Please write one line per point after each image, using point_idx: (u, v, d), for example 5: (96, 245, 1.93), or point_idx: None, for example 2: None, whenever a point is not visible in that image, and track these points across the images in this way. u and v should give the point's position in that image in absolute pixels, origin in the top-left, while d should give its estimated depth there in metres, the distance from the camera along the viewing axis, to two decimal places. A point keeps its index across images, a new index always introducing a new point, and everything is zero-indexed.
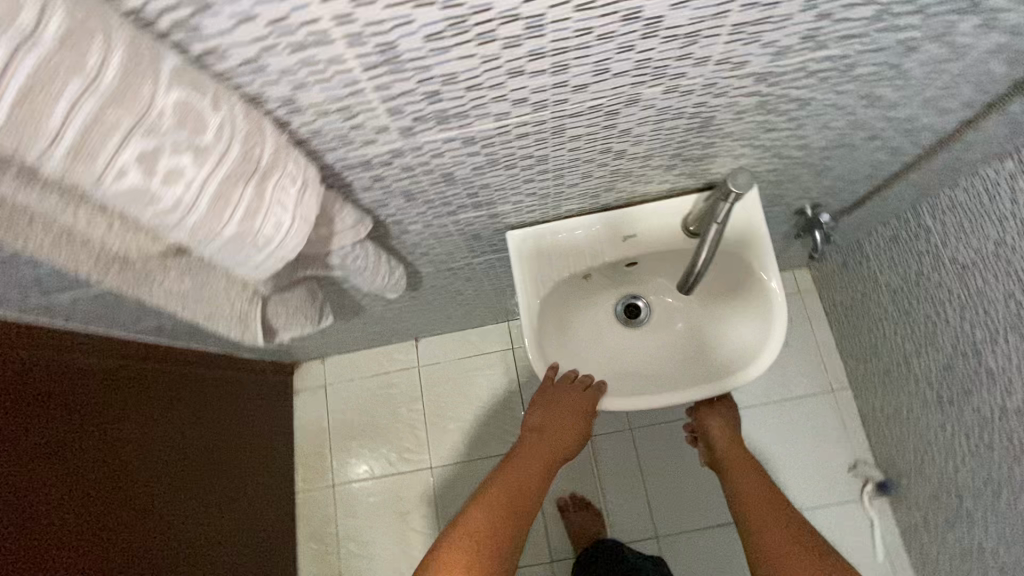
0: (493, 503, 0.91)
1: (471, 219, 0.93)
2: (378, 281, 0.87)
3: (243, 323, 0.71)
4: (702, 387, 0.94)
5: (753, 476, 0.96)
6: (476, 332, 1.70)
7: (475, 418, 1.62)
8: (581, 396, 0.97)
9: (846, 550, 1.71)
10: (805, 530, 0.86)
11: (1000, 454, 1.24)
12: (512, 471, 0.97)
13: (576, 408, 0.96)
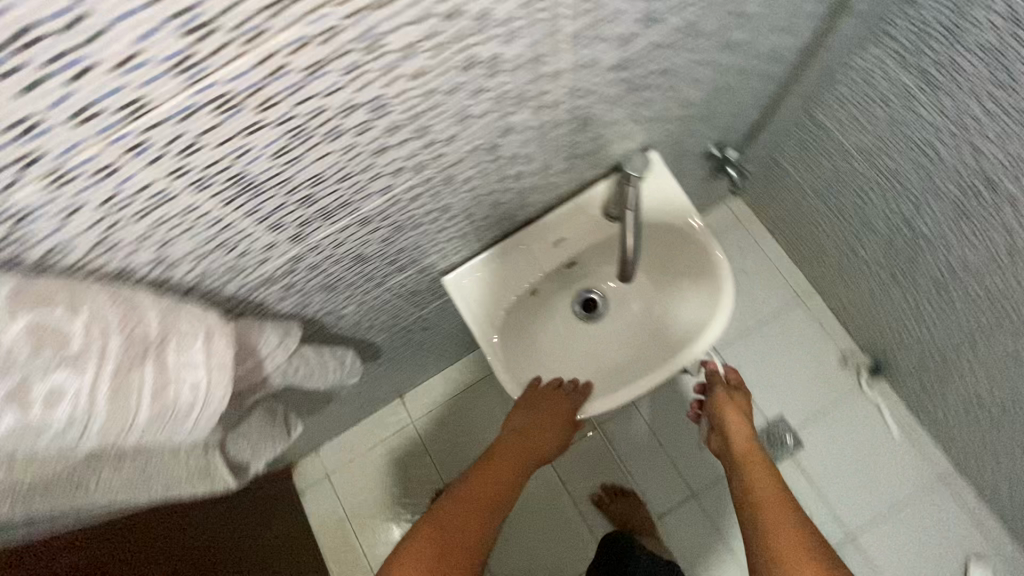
0: (468, 508, 0.93)
1: (403, 284, 0.91)
2: (331, 377, 0.83)
3: (204, 481, 0.67)
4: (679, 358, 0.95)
5: (762, 470, 0.95)
6: (456, 369, 1.68)
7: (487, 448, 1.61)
8: (566, 408, 0.97)
9: (866, 439, 1.77)
10: (814, 538, 0.85)
11: (964, 307, 1.31)
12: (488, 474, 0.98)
13: (562, 418, 0.97)
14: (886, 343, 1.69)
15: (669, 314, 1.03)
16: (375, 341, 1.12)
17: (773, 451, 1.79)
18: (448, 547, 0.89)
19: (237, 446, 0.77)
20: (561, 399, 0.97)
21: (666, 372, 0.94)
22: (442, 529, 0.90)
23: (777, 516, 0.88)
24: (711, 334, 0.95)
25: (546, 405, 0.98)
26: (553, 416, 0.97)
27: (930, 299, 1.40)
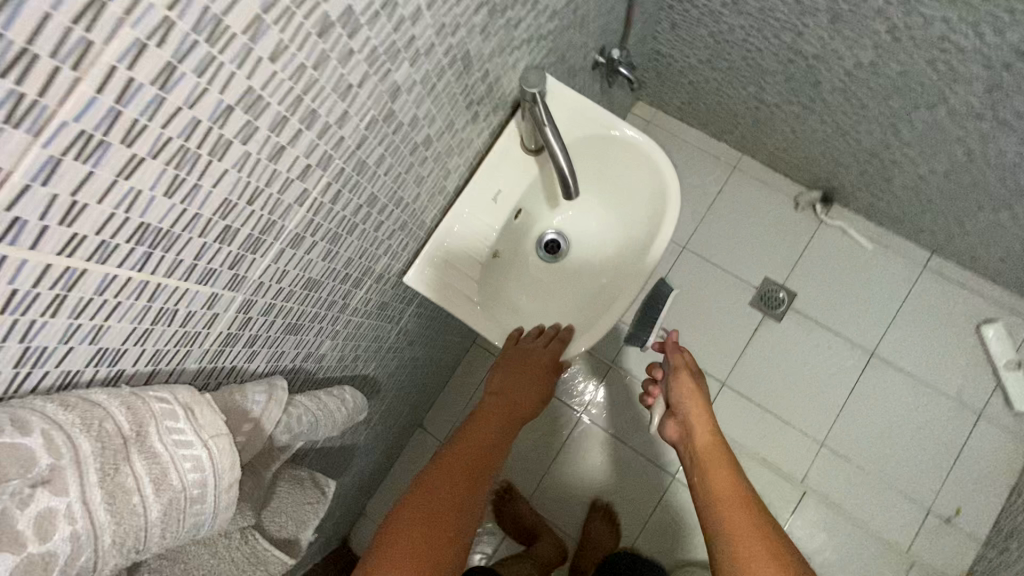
0: (445, 491, 0.82)
1: (369, 300, 0.88)
2: (338, 417, 0.79)
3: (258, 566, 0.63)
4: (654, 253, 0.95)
5: (727, 469, 0.92)
6: (462, 372, 1.69)
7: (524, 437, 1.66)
8: (555, 349, 0.94)
9: (846, 263, 1.85)
10: (783, 542, 0.81)
11: (876, 103, 1.38)
12: (462, 452, 0.89)
13: (550, 359, 0.94)
14: (825, 171, 1.75)
15: (627, 219, 1.03)
16: (369, 372, 1.08)
17: (773, 311, 1.85)
18: (424, 538, 0.76)
19: (274, 523, 0.73)
20: (547, 344, 0.95)
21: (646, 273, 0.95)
22: (417, 521, 0.78)
23: (743, 518, 0.84)
24: (670, 222, 0.95)
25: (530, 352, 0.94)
26: (538, 364, 0.94)
27: (845, 111, 1.46)
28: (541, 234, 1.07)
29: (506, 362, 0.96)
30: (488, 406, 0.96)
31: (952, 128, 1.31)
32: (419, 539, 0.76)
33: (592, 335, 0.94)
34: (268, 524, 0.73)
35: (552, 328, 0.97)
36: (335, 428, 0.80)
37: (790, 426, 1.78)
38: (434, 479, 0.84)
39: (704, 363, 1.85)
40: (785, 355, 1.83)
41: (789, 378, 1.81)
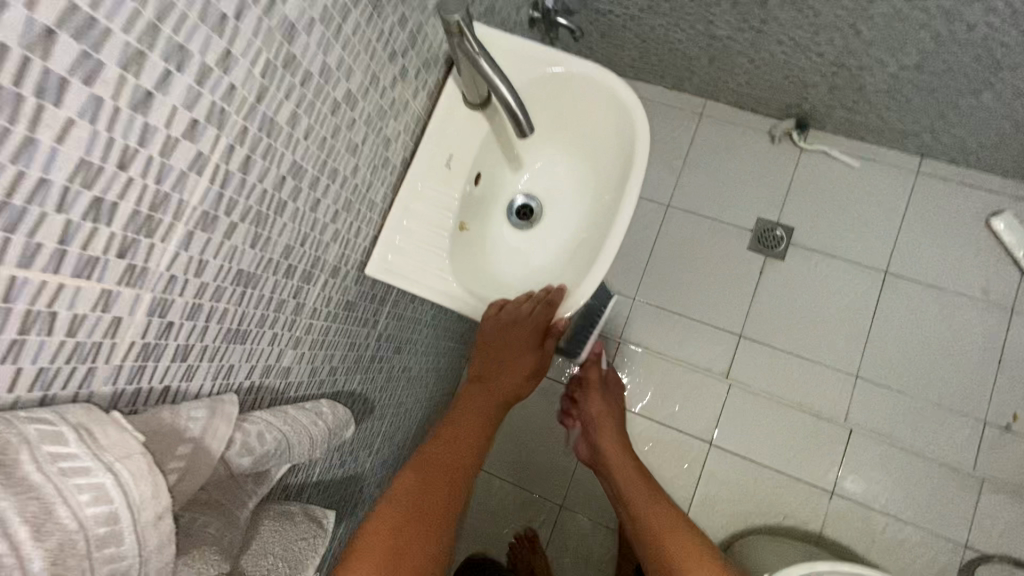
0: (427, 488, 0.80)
1: (331, 300, 0.78)
2: (316, 434, 0.69)
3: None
4: (630, 191, 0.85)
5: (643, 479, 1.11)
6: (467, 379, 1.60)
7: (541, 434, 1.54)
8: (541, 314, 0.85)
9: (837, 185, 1.77)
10: (695, 534, 0.97)
11: (829, 7, 1.31)
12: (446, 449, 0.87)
13: (537, 324, 0.85)
14: (794, 96, 1.68)
15: (596, 165, 0.93)
16: (355, 387, 0.98)
17: (774, 251, 1.77)
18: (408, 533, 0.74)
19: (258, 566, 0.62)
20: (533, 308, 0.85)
21: (627, 213, 0.85)
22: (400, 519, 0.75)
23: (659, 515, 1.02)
24: (641, 152, 0.84)
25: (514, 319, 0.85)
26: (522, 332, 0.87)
27: (799, 25, 1.40)
28: (509, 202, 0.99)
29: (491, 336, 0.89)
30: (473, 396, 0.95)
31: (913, 13, 1.24)
32: (397, 535, 0.73)
33: (580, 291, 0.84)
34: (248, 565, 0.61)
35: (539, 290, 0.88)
36: (314, 448, 0.69)
37: (819, 365, 1.67)
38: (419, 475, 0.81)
39: (715, 319, 1.75)
40: (797, 292, 1.74)
41: (806, 315, 1.71)
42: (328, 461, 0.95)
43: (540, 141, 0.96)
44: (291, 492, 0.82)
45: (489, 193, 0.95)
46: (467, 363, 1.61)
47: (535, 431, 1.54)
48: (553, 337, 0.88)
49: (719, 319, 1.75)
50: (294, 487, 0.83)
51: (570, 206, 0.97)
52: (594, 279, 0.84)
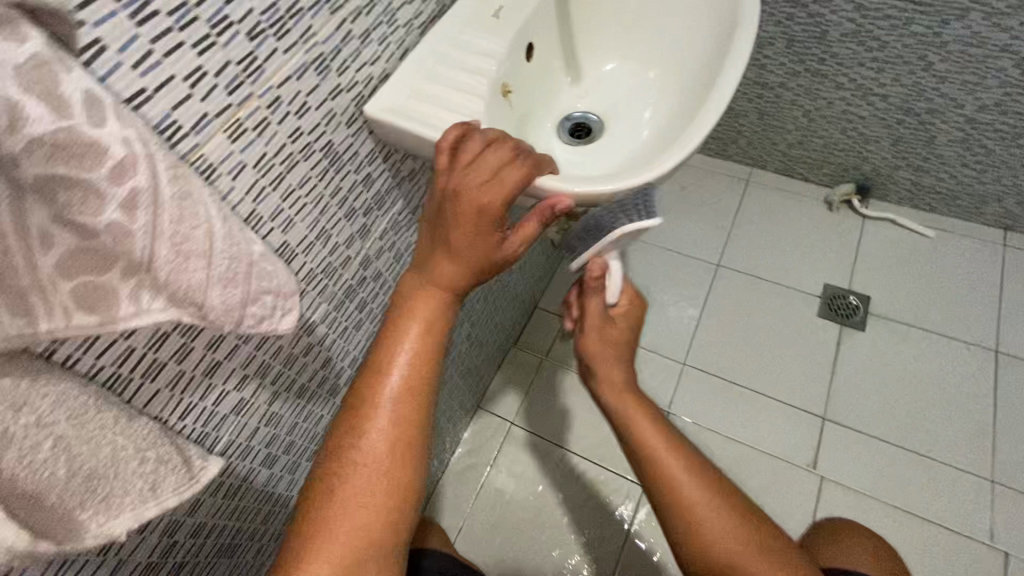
0: (393, 428, 0.56)
1: (309, 118, 0.52)
2: (221, 250, 0.38)
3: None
4: (732, 68, 0.62)
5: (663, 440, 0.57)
6: (491, 402, 1.43)
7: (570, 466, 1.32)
8: (509, 183, 0.54)
9: (912, 255, 1.55)
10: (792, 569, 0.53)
11: (896, 35, 1.24)
12: (409, 375, 0.57)
13: (502, 188, 0.54)
14: (853, 156, 1.55)
15: (678, 72, 0.72)
16: (314, 323, 0.65)
17: (851, 320, 1.47)
18: (377, 498, 0.55)
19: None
20: (495, 171, 0.55)
21: (722, 99, 0.61)
22: (360, 484, 0.55)
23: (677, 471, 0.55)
24: (747, 32, 0.63)
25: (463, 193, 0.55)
26: (474, 209, 0.54)
27: (861, 61, 1.32)
28: (562, 115, 0.76)
29: (434, 211, 0.57)
30: (420, 292, 0.58)
31: (994, 35, 1.15)
32: (349, 533, 0.54)
33: (639, 180, 0.58)
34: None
35: (509, 142, 0.57)
36: (207, 270, 0.37)
37: (934, 464, 1.27)
38: (375, 419, 0.56)
39: (785, 397, 1.39)
40: (886, 371, 1.40)
41: (904, 400, 1.36)
42: (239, 423, 0.59)
43: (608, 46, 0.76)
44: (149, 405, 0.47)
45: (539, 89, 0.73)
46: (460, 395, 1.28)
47: (565, 469, 1.32)
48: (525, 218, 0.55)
49: (790, 398, 1.39)
50: (157, 402, 0.48)
51: (640, 122, 0.73)
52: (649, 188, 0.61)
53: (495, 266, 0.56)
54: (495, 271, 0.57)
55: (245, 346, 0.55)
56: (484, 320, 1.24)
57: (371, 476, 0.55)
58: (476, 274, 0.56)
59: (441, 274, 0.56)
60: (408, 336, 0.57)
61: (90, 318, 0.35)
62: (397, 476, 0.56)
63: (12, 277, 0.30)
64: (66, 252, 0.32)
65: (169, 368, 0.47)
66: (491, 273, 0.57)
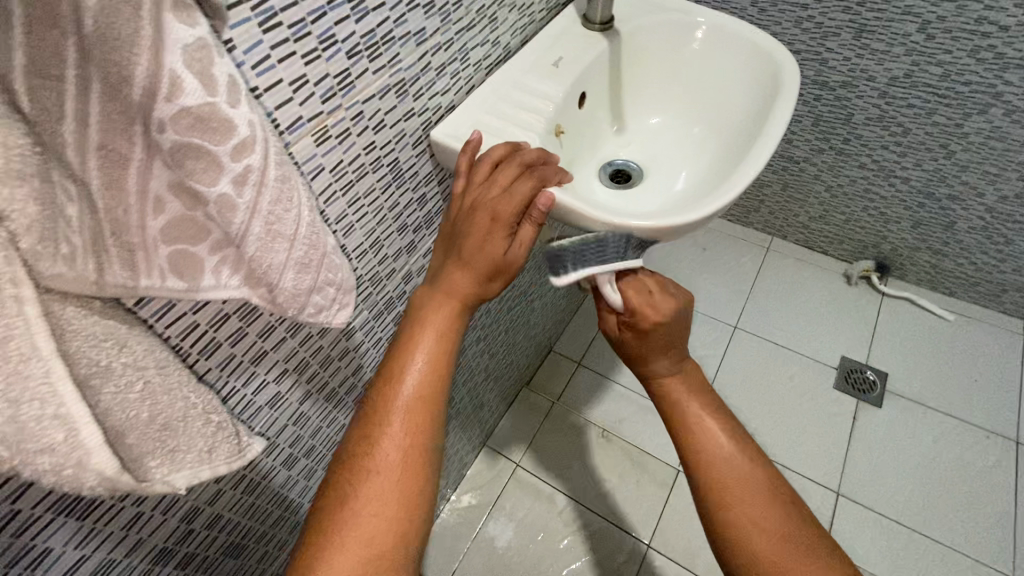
0: (405, 435, 0.56)
1: (383, 134, 0.56)
2: (304, 235, 0.40)
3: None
4: (771, 129, 0.66)
5: (708, 428, 0.64)
6: (500, 440, 1.41)
7: (574, 512, 1.29)
8: (519, 194, 0.58)
9: (929, 336, 1.55)
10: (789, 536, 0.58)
11: (919, 123, 1.30)
12: (422, 382, 0.57)
13: (512, 200, 0.57)
14: (873, 234, 1.59)
15: (719, 131, 0.76)
16: (353, 328, 0.67)
17: (869, 395, 1.46)
18: (388, 506, 0.54)
19: (86, 347, 0.27)
20: (506, 184, 0.59)
21: (760, 156, 0.64)
22: (371, 493, 0.54)
23: (722, 458, 0.62)
24: (787, 99, 0.67)
25: (479, 206, 0.59)
26: (486, 217, 0.58)
27: (884, 144, 1.38)
28: (605, 161, 0.81)
29: (452, 227, 0.62)
30: (434, 302, 0.60)
31: (1014, 130, 1.20)
32: (359, 541, 0.53)
33: (674, 222, 0.60)
34: (64, 331, 0.26)
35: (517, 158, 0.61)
36: (289, 250, 0.40)
37: (952, 552, 1.23)
38: (387, 428, 0.56)
39: (798, 467, 1.36)
40: (903, 451, 1.37)
41: (922, 482, 1.33)
42: (272, 417, 0.60)
43: (654, 103, 0.81)
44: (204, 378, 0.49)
45: (586, 134, 0.77)
46: (469, 430, 1.27)
47: (570, 518, 1.29)
48: (529, 225, 0.58)
49: (803, 467, 1.36)
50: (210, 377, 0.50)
51: (679, 173, 0.77)
52: (669, 236, 0.64)
53: (506, 272, 0.59)
54: (504, 279, 0.60)
55: (291, 340, 0.57)
56: (502, 355, 1.25)
57: (383, 484, 0.55)
58: (486, 280, 0.59)
59: (455, 284, 0.59)
60: (421, 346, 0.58)
61: (180, 283, 0.38)
62: (407, 484, 0.55)
63: (126, 234, 0.34)
64: (172, 220, 0.36)
65: (222, 349, 0.49)
66: (500, 280, 0.60)
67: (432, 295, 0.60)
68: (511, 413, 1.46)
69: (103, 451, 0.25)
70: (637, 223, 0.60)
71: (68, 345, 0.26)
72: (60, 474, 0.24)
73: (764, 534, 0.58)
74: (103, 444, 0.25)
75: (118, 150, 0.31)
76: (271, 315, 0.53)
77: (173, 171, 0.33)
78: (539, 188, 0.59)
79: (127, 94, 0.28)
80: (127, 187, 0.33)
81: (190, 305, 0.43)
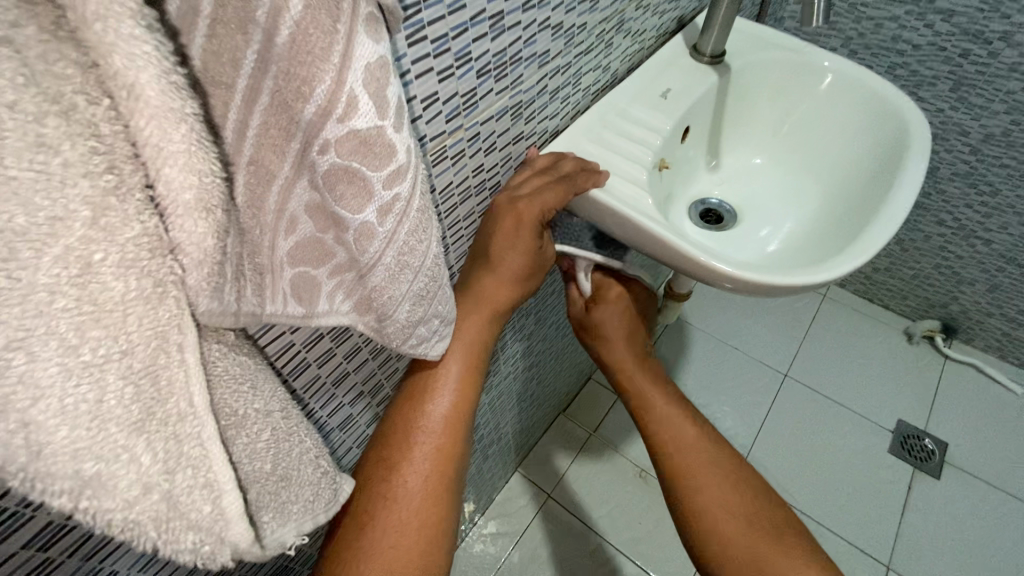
0: (431, 461, 0.52)
1: (492, 156, 0.53)
2: (427, 267, 0.37)
3: (53, 332, 0.16)
4: (901, 186, 0.60)
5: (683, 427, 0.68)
6: (533, 467, 1.37)
7: (607, 554, 1.23)
8: (548, 197, 0.54)
9: (996, 407, 1.45)
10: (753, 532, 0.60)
11: (1011, 185, 1.21)
12: (455, 401, 0.53)
13: (542, 202, 0.54)
14: (942, 294, 1.50)
15: (829, 182, 0.71)
16: None
17: (926, 465, 1.37)
18: (411, 536, 0.50)
19: (227, 394, 0.25)
20: (535, 187, 0.55)
21: (891, 218, 0.57)
22: (394, 519, 0.50)
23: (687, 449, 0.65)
24: (918, 157, 0.62)
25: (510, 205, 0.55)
26: (516, 220, 0.54)
27: (969, 203, 1.30)
28: (699, 198, 0.76)
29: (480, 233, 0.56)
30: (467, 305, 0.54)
31: None
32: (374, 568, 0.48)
33: (790, 280, 0.53)
34: (210, 378, 0.24)
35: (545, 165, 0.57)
36: (412, 281, 0.36)
37: None
38: (414, 450, 0.52)
39: (843, 533, 1.29)
40: (961, 530, 1.28)
41: (977, 566, 1.23)
42: (340, 441, 0.57)
43: (756, 144, 0.77)
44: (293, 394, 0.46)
45: (685, 167, 0.73)
46: (504, 453, 1.23)
47: (599, 559, 1.23)
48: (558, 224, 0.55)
49: (849, 533, 1.29)
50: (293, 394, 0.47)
51: (779, 222, 0.73)
52: (757, 293, 0.56)
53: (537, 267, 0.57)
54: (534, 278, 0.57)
55: (372, 362, 0.54)
56: (546, 381, 1.21)
57: (405, 511, 0.51)
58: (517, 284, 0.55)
59: (488, 289, 0.54)
60: (453, 358, 0.52)
61: (297, 308, 0.35)
62: (434, 511, 0.52)
63: (258, 257, 0.31)
64: (301, 242, 0.33)
65: (310, 370, 0.46)
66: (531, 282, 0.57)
67: (465, 297, 0.53)
68: (545, 439, 1.41)
69: (240, 522, 0.25)
70: (718, 267, 0.54)
71: (214, 393, 0.24)
72: (199, 550, 0.24)
73: (730, 518, 0.61)
74: (241, 515, 0.25)
75: (268, 167, 0.28)
76: (359, 337, 0.49)
77: (318, 192, 0.30)
78: (568, 190, 0.55)
79: (296, 111, 0.26)
80: (267, 206, 0.30)
81: (295, 329, 0.41)
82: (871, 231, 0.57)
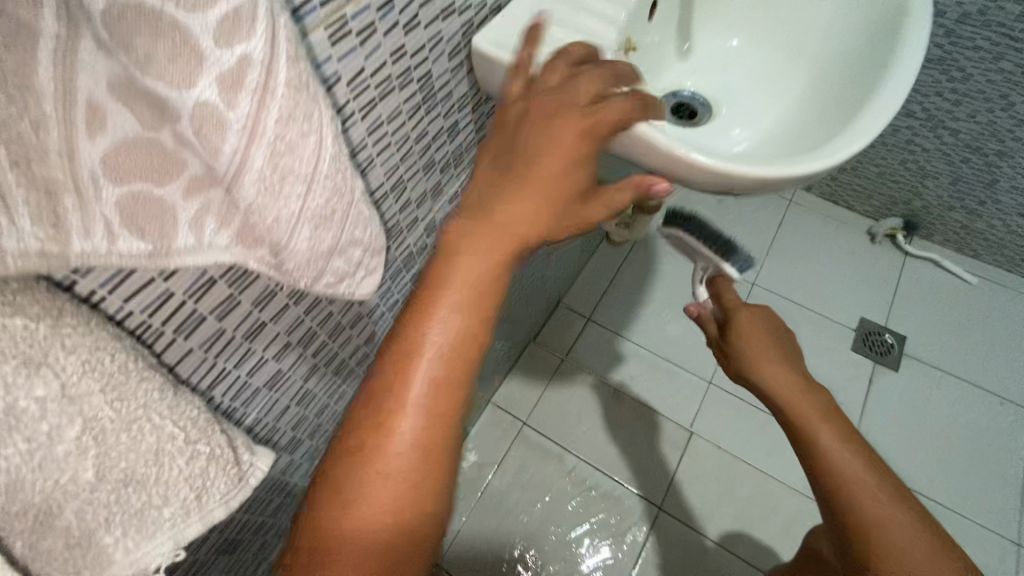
0: (429, 420, 0.41)
1: (415, 36, 0.41)
2: (327, 179, 0.27)
3: None
4: (903, 61, 0.52)
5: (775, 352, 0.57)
6: (505, 398, 1.34)
7: (581, 471, 1.24)
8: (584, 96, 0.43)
9: (952, 298, 1.48)
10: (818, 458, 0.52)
11: (983, 68, 1.14)
12: (457, 346, 0.41)
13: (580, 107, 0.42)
14: (905, 190, 1.48)
15: (816, 63, 0.63)
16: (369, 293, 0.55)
17: (886, 359, 1.41)
18: (409, 507, 0.40)
19: None
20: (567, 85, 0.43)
21: (891, 98, 0.50)
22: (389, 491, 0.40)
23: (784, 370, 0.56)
24: (918, 31, 0.54)
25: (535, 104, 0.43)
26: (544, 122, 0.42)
27: (940, 90, 1.23)
28: (671, 89, 0.66)
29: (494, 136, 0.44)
30: (472, 237, 0.41)
31: None
32: (365, 544, 0.39)
33: (786, 173, 0.45)
34: None
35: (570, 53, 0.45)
36: (306, 199, 0.27)
37: (962, 520, 1.22)
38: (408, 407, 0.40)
39: None
40: (914, 417, 1.34)
41: (932, 449, 1.30)
42: (271, 400, 0.49)
43: (732, 22, 0.67)
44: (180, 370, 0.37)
45: (654, 51, 0.62)
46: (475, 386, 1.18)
47: (575, 477, 1.23)
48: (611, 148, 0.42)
49: None
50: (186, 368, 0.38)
51: (759, 112, 0.64)
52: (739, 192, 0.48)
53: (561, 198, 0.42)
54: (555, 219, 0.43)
55: (295, 308, 0.44)
56: (513, 310, 1.14)
57: (400, 481, 0.40)
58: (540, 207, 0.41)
59: (503, 210, 0.41)
60: (447, 306, 0.41)
61: (141, 245, 0.25)
62: (431, 478, 0.41)
63: (44, 168, 0.20)
64: (122, 142, 0.22)
65: (208, 324, 0.37)
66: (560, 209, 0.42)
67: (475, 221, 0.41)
68: (515, 370, 1.37)
69: None
70: (698, 159, 0.44)
71: None
72: None
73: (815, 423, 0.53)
74: None
75: (16, 15, 0.17)
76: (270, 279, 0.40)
77: (119, 60, 0.19)
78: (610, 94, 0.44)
79: None
80: (39, 83, 0.19)
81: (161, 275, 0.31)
82: (872, 112, 0.49)
